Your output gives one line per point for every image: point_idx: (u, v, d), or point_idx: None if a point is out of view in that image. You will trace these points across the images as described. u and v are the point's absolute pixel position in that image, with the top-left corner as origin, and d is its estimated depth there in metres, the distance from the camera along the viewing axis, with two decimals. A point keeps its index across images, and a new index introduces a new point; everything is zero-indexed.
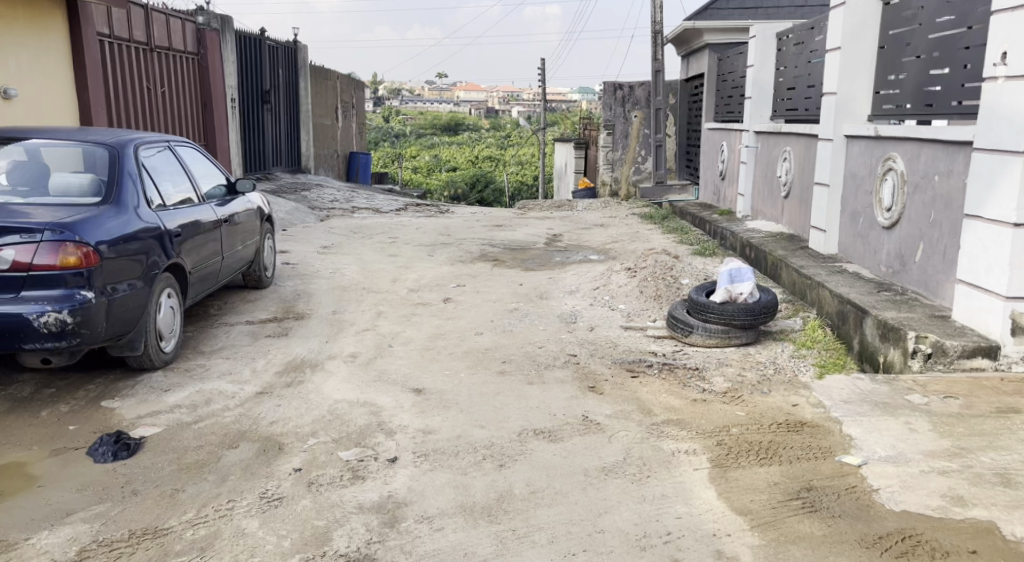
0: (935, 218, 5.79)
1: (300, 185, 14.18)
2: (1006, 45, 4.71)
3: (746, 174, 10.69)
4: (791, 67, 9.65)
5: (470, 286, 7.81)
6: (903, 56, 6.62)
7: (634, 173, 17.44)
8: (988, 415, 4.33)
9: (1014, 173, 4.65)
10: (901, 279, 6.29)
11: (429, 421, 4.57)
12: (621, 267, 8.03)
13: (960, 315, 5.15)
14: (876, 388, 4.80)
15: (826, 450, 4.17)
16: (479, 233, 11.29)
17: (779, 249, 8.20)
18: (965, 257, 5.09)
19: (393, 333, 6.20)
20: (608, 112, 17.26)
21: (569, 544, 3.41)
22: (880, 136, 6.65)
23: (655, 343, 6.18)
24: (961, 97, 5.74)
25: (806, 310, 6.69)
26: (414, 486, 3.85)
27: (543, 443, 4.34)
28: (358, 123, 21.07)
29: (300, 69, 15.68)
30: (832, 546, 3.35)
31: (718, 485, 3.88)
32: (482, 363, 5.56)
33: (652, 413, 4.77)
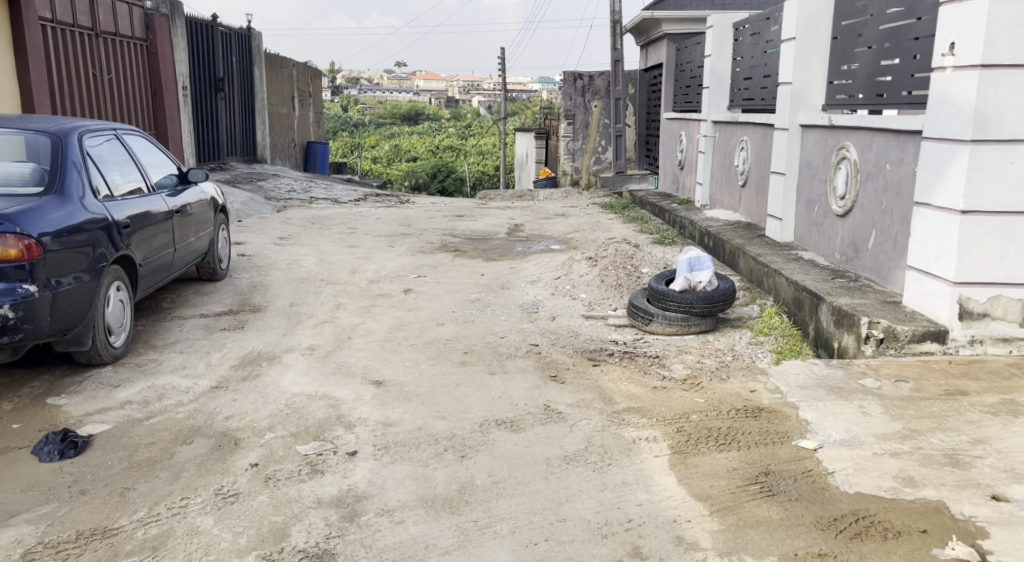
0: (887, 206, 5.91)
1: (256, 175, 13.99)
2: (954, 35, 4.80)
3: (705, 163, 10.80)
4: (747, 58, 9.75)
5: (431, 277, 7.79)
6: (855, 47, 6.73)
7: (594, 163, 17.55)
8: (937, 397, 4.43)
9: (961, 161, 4.76)
10: (855, 266, 6.41)
11: (389, 413, 4.55)
12: (581, 256, 8.06)
13: (911, 301, 5.26)
14: (830, 373, 4.90)
15: (783, 435, 4.24)
16: (440, 224, 11.25)
17: (737, 237, 8.30)
18: (915, 244, 5.20)
19: (352, 325, 6.16)
20: (568, 102, 17.31)
21: (531, 534, 3.43)
22: (834, 125, 6.75)
23: (615, 332, 6.22)
24: (911, 87, 5.86)
25: (763, 297, 6.80)
26: (374, 479, 3.84)
27: (504, 433, 4.35)
28: (315, 112, 20.85)
29: (255, 57, 15.46)
30: (788, 529, 3.41)
31: (677, 472, 3.93)
32: (444, 354, 5.55)
33: (613, 401, 4.82)
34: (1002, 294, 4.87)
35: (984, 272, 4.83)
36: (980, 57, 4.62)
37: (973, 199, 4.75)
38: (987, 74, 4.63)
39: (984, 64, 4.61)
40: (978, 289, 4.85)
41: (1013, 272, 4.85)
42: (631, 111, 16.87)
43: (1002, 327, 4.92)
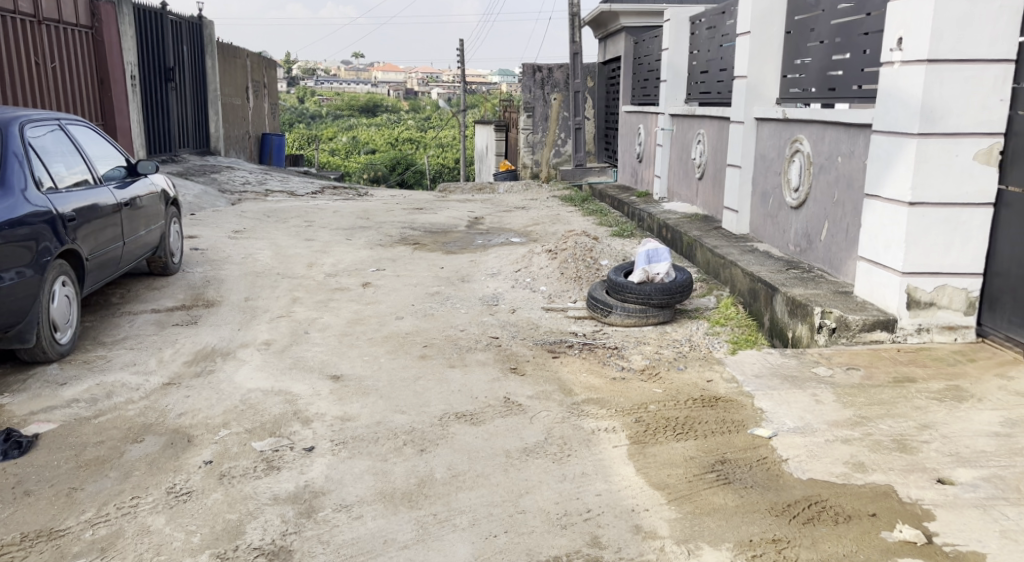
0: (839, 197, 6.03)
1: (210, 168, 13.77)
2: (902, 30, 4.90)
3: (663, 156, 10.90)
4: (703, 51, 9.85)
5: (390, 270, 7.75)
6: (808, 41, 6.83)
7: (554, 156, 17.61)
8: (886, 385, 4.54)
9: (909, 153, 4.86)
10: (808, 257, 6.52)
11: (348, 407, 4.53)
12: (541, 249, 8.09)
13: (863, 291, 5.39)
14: (785, 362, 4.98)
15: (739, 423, 4.31)
16: (399, 216, 11.20)
17: (693, 229, 8.40)
18: (866, 235, 5.32)
19: (310, 319, 6.11)
20: (528, 95, 17.32)
21: (490, 526, 3.44)
22: (788, 119, 6.86)
23: (575, 323, 6.26)
24: (861, 81, 5.97)
25: (719, 288, 6.89)
26: (332, 475, 3.82)
27: (464, 426, 4.36)
28: (271, 103, 20.58)
29: (207, 47, 15.20)
30: (743, 516, 3.47)
31: (635, 461, 3.97)
32: (403, 348, 5.53)
33: (572, 392, 4.85)
34: (948, 284, 4.97)
35: (931, 262, 4.94)
36: (926, 51, 4.70)
37: (920, 190, 4.85)
38: (933, 68, 4.71)
39: (930, 58, 4.70)
40: (926, 278, 4.96)
41: (958, 262, 4.95)
42: (591, 104, 16.94)
43: (949, 315, 5.02)
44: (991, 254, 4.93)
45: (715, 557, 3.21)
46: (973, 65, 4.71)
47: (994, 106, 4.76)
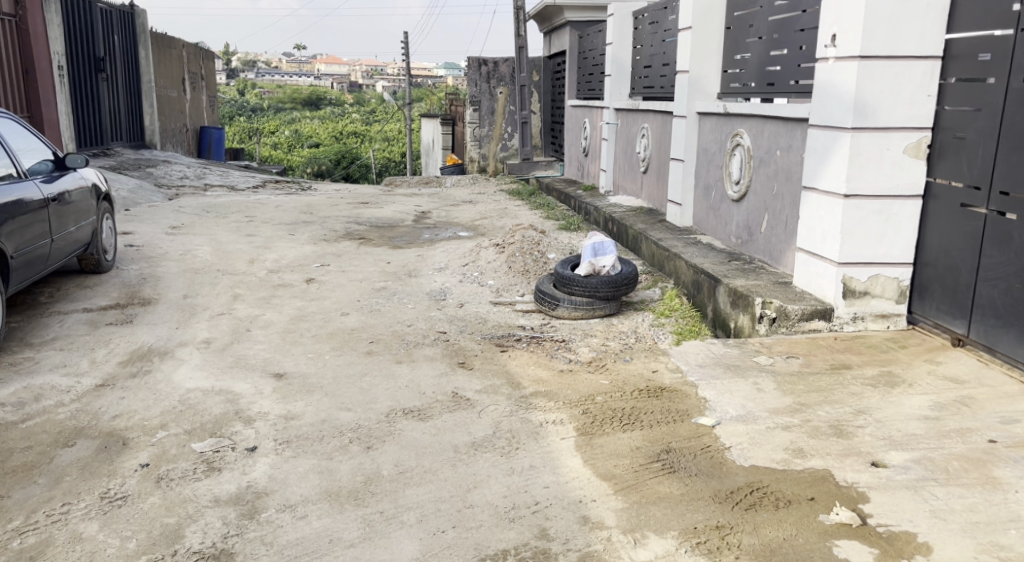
0: (778, 190, 6.16)
1: (145, 162, 13.45)
2: (836, 27, 5.02)
3: (608, 150, 10.99)
4: (646, 46, 9.95)
5: (334, 265, 7.66)
6: (747, 37, 6.96)
7: (500, 150, 17.61)
8: (824, 372, 4.66)
9: (844, 147, 4.99)
10: (749, 249, 6.64)
11: (292, 406, 4.47)
12: (489, 243, 8.10)
13: (802, 282, 5.52)
14: (727, 351, 5.07)
15: (683, 413, 4.37)
16: (343, 211, 11.08)
17: (638, 222, 8.49)
18: (804, 227, 5.45)
19: (251, 316, 6.02)
20: (473, 88, 17.28)
21: (438, 522, 3.44)
22: (728, 113, 6.97)
23: (523, 317, 6.28)
24: (798, 77, 6.10)
25: (664, 280, 6.98)
26: (276, 475, 3.77)
27: (412, 422, 4.34)
28: (209, 96, 20.16)
29: (139, 36, 14.83)
30: (687, 504, 3.53)
31: (583, 453, 4.01)
32: (349, 344, 5.49)
33: (520, 385, 4.87)
34: (881, 273, 5.12)
35: (865, 252, 5.08)
36: (858, 48, 4.83)
37: (854, 183, 4.99)
38: (865, 65, 4.84)
39: (862, 55, 4.82)
40: (860, 269, 5.10)
41: (890, 252, 5.09)
42: (536, 98, 16.96)
43: (881, 304, 5.17)
44: (920, 245, 5.06)
45: (661, 545, 3.26)
46: (904, 62, 4.84)
47: (922, 101, 4.90)
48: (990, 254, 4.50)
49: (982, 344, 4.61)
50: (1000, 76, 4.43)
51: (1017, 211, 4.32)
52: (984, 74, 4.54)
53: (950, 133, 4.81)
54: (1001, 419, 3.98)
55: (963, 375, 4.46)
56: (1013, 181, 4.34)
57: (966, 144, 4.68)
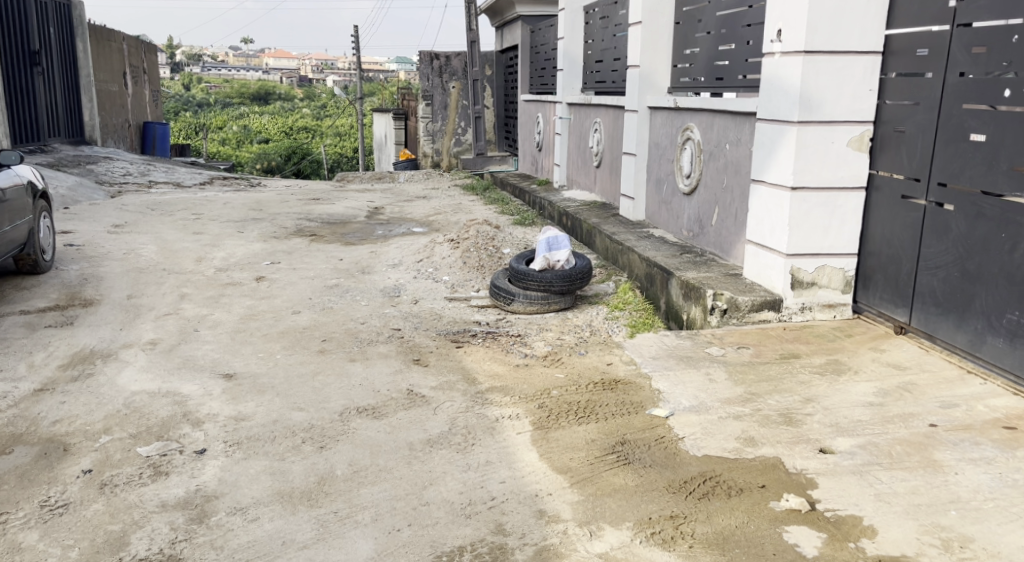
0: (728, 183, 6.23)
1: (85, 158, 13.12)
2: (781, 23, 5.09)
3: (562, 145, 11.02)
4: (597, 41, 9.99)
5: (285, 263, 7.56)
6: (696, 32, 7.03)
7: (454, 144, 17.55)
8: (774, 361, 4.74)
9: (790, 140, 5.07)
10: (700, 242, 6.72)
11: (242, 407, 4.40)
12: (443, 239, 8.08)
13: (752, 274, 5.60)
14: (680, 343, 5.12)
15: (638, 405, 4.41)
16: (293, 207, 10.93)
17: (592, 216, 8.52)
18: (753, 220, 5.53)
19: (199, 316, 5.91)
20: (426, 83, 17.18)
21: (393, 520, 3.42)
22: (679, 107, 7.03)
23: (478, 313, 6.27)
24: (746, 71, 6.18)
25: (618, 273, 7.03)
26: (226, 477, 3.71)
27: (366, 421, 4.31)
28: (152, 90, 19.72)
29: (77, 29, 14.44)
30: (642, 495, 3.56)
31: (539, 447, 4.02)
32: (301, 343, 5.42)
33: (476, 381, 4.87)
34: (828, 264, 5.22)
35: (812, 244, 5.17)
36: (803, 43, 4.90)
37: (801, 176, 5.06)
38: (810, 60, 4.91)
39: (807, 50, 4.90)
40: (808, 260, 5.19)
41: (836, 243, 5.19)
42: (489, 92, 16.92)
43: (828, 294, 5.27)
44: (864, 236, 5.17)
45: (617, 536, 3.28)
46: (847, 57, 4.93)
47: (865, 96, 5.00)
48: (930, 244, 4.61)
49: (923, 332, 4.72)
50: (937, 70, 4.54)
51: (955, 202, 4.44)
52: (922, 69, 4.65)
53: (891, 127, 4.92)
54: (942, 404, 4.08)
55: (905, 362, 4.57)
56: (951, 173, 4.46)
57: (906, 137, 4.79)
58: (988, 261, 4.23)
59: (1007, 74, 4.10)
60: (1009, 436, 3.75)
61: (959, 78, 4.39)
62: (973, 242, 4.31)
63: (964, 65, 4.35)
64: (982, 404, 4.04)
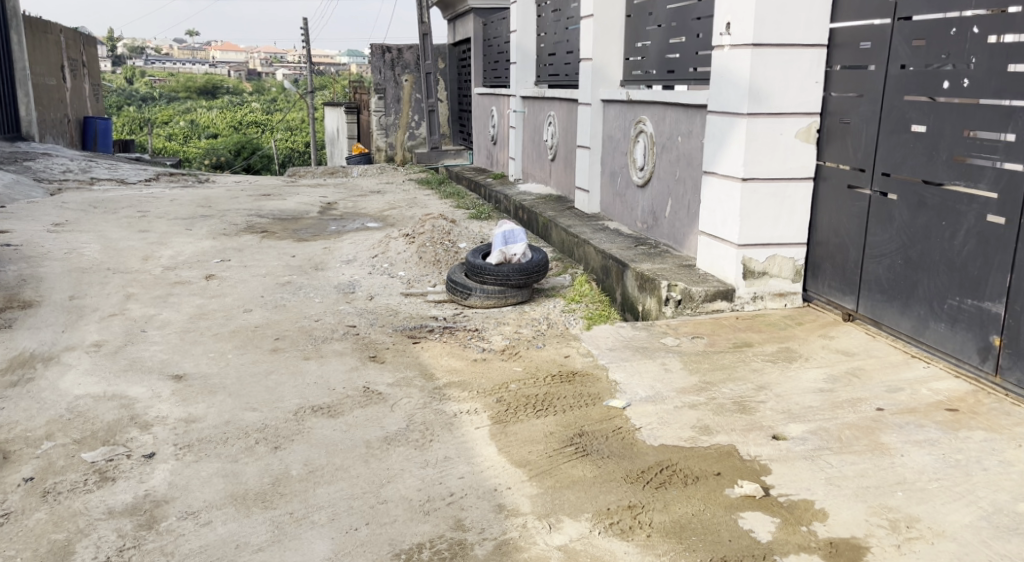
0: (680, 175, 6.28)
1: (23, 155, 12.75)
2: (730, 16, 5.14)
3: (516, 138, 11.01)
4: (550, 34, 9.99)
5: (236, 260, 7.42)
6: (647, 25, 7.07)
7: (408, 138, 17.43)
8: (727, 350, 4.79)
9: (740, 132, 5.11)
10: (655, 233, 6.76)
11: (192, 408, 4.31)
12: (398, 234, 8.01)
13: (705, 264, 5.66)
14: (636, 334, 5.15)
15: (595, 396, 4.42)
16: (243, 204, 10.75)
17: (548, 209, 8.53)
18: (705, 211, 5.58)
19: (146, 316, 5.77)
20: (378, 76, 17.01)
21: (351, 519, 3.38)
22: (631, 100, 7.06)
23: (435, 308, 6.23)
24: (697, 64, 6.24)
25: (574, 266, 7.05)
26: (176, 481, 3.63)
27: (322, 419, 4.25)
28: (92, 84, 19.21)
29: (12, 21, 14.00)
30: (601, 486, 3.57)
31: (497, 441, 4.01)
32: (253, 342, 5.33)
33: (434, 376, 4.84)
34: (778, 253, 5.29)
35: (762, 234, 5.23)
36: (751, 36, 4.95)
37: (751, 167, 5.11)
38: (758, 52, 4.96)
39: (755, 42, 4.94)
40: (759, 249, 5.25)
41: (786, 233, 5.27)
42: (442, 86, 16.83)
43: (779, 283, 5.35)
44: (812, 226, 5.25)
45: (576, 528, 3.29)
46: (793, 49, 4.99)
47: (811, 88, 5.07)
48: (876, 232, 4.70)
49: (870, 318, 4.81)
50: (880, 63, 4.63)
51: (898, 191, 4.53)
52: (865, 62, 4.73)
53: (837, 118, 5.00)
54: (888, 388, 4.17)
55: (853, 348, 4.66)
56: (894, 163, 4.55)
57: (851, 129, 4.87)
58: (930, 248, 4.32)
59: (946, 66, 4.19)
60: (952, 417, 3.84)
61: (900, 71, 4.48)
62: (916, 231, 4.40)
63: (905, 57, 4.44)
64: (925, 387, 4.13)
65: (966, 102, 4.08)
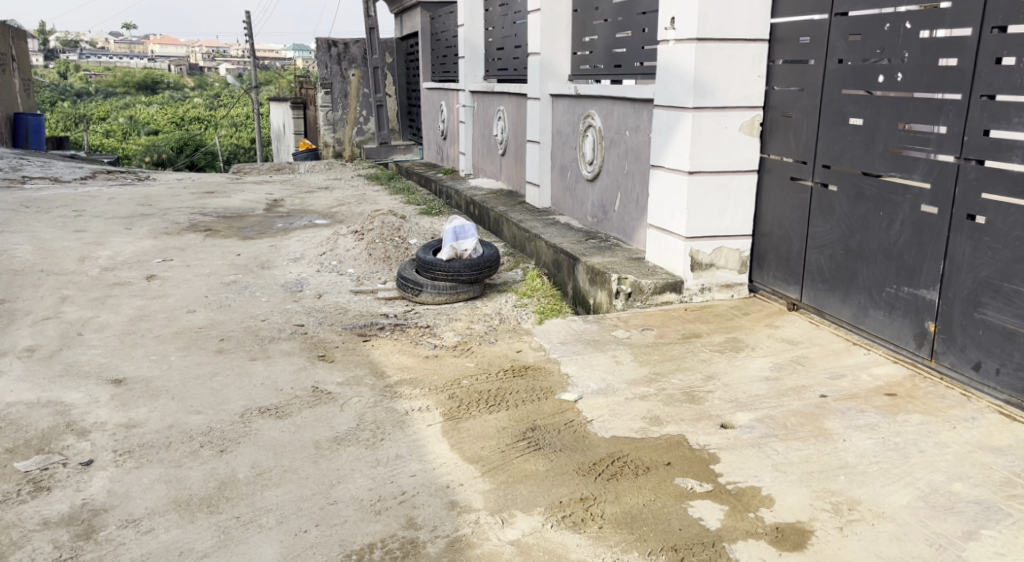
0: (628, 169, 6.32)
1: None
2: (674, 11, 5.17)
3: (466, 133, 10.96)
4: (498, 28, 9.95)
5: (178, 260, 7.25)
6: (594, 20, 7.09)
7: (356, 133, 17.24)
8: (677, 341, 4.83)
9: (685, 126, 5.15)
10: (604, 227, 6.79)
11: (132, 413, 4.20)
12: (347, 230, 7.92)
13: (654, 257, 5.69)
14: (587, 327, 5.16)
15: (547, 390, 4.42)
16: (185, 201, 10.52)
17: (499, 204, 8.50)
18: (654, 204, 5.61)
19: (84, 318, 5.61)
20: (324, 71, 16.77)
21: (300, 522, 3.32)
22: (579, 94, 7.07)
23: (386, 305, 6.17)
24: (642, 58, 6.27)
25: (526, 261, 7.05)
26: (116, 489, 3.53)
27: (269, 421, 4.17)
28: (22, 79, 18.60)
29: None
30: (553, 479, 3.56)
31: (449, 437, 3.98)
32: (197, 343, 5.21)
33: (384, 374, 4.78)
34: (724, 246, 5.35)
35: (709, 226, 5.28)
36: (695, 31, 4.97)
37: (697, 160, 5.15)
38: (702, 47, 4.99)
39: (699, 37, 4.97)
40: (705, 242, 5.30)
41: (732, 225, 5.32)
42: (390, 80, 16.66)
43: (725, 275, 5.41)
44: (757, 217, 5.32)
45: (528, 522, 3.28)
46: (736, 44, 5.04)
47: (754, 82, 5.12)
48: (817, 223, 4.78)
49: (813, 308, 4.89)
50: (819, 58, 4.70)
51: (838, 183, 4.61)
52: (805, 56, 4.80)
53: (779, 111, 5.06)
54: (831, 375, 4.24)
55: (797, 337, 4.73)
56: (834, 155, 4.63)
57: (793, 122, 4.95)
58: (869, 238, 4.41)
59: (881, 61, 4.27)
60: (891, 402, 3.92)
61: (838, 65, 4.56)
62: (855, 221, 4.49)
63: (842, 52, 4.52)
64: (866, 373, 4.22)
65: (900, 95, 4.17)
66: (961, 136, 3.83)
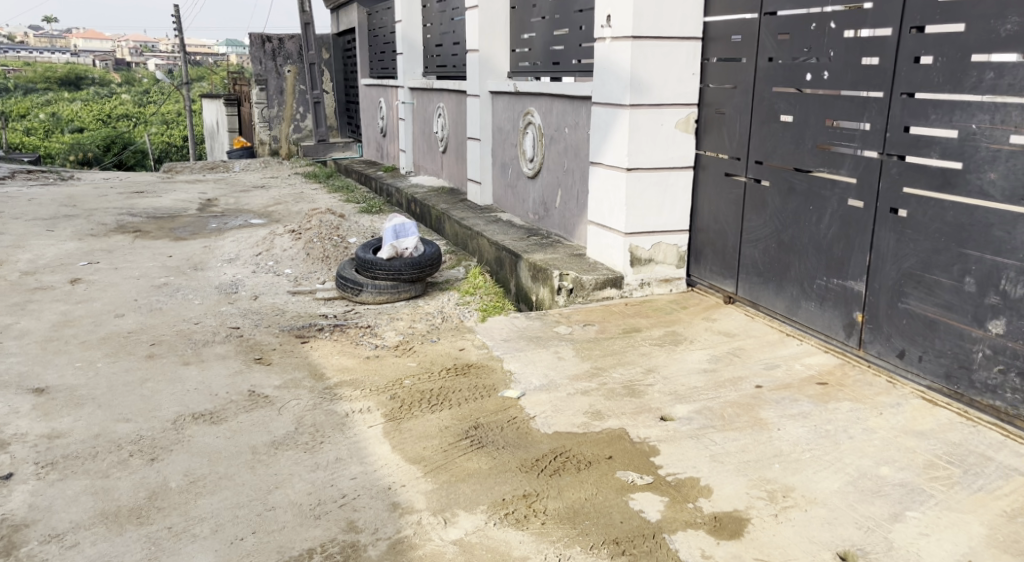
0: (568, 165, 6.32)
1: None
2: (610, 9, 5.19)
3: (406, 130, 10.85)
4: (436, 25, 9.88)
5: (105, 263, 7.01)
6: (531, 17, 7.08)
7: (293, 131, 16.93)
8: (618, 336, 4.85)
9: (623, 123, 5.17)
10: (545, 224, 6.79)
11: (56, 423, 4.04)
12: (283, 230, 7.76)
13: (595, 254, 5.71)
14: (529, 324, 5.14)
15: (490, 388, 4.39)
16: (113, 202, 10.18)
17: (440, 202, 8.44)
18: (593, 201, 5.63)
19: (3, 326, 5.38)
20: (258, 67, 16.41)
21: (236, 529, 3.23)
22: (518, 91, 7.05)
23: (325, 305, 6.06)
24: (579, 56, 6.28)
25: (468, 258, 7.01)
26: (38, 503, 3.38)
27: (202, 426, 4.06)
28: None
29: None
30: (496, 477, 3.54)
31: (391, 439, 3.92)
32: (126, 349, 5.04)
33: (324, 376, 4.70)
34: (663, 241, 5.39)
35: (647, 222, 5.31)
36: (630, 29, 5.00)
37: (635, 157, 5.18)
38: (638, 45, 5.02)
39: (634, 35, 5.00)
40: (644, 238, 5.33)
41: (669, 221, 5.37)
42: (327, 77, 16.41)
43: (664, 270, 5.45)
44: (694, 213, 5.37)
45: (471, 521, 3.24)
46: (671, 42, 5.08)
47: (689, 79, 5.17)
48: (751, 218, 4.85)
49: (749, 301, 4.97)
50: (750, 56, 4.77)
51: (770, 178, 4.68)
52: (737, 55, 4.86)
53: (714, 109, 5.12)
54: (766, 365, 4.32)
55: (734, 329, 4.80)
56: (766, 151, 4.70)
57: (726, 119, 5.01)
58: (800, 232, 4.48)
59: (809, 60, 4.35)
60: (823, 391, 4.00)
61: (769, 63, 4.63)
62: (787, 216, 4.57)
63: (772, 51, 4.60)
64: (799, 363, 4.30)
65: (827, 93, 4.25)
66: (884, 132, 3.93)
